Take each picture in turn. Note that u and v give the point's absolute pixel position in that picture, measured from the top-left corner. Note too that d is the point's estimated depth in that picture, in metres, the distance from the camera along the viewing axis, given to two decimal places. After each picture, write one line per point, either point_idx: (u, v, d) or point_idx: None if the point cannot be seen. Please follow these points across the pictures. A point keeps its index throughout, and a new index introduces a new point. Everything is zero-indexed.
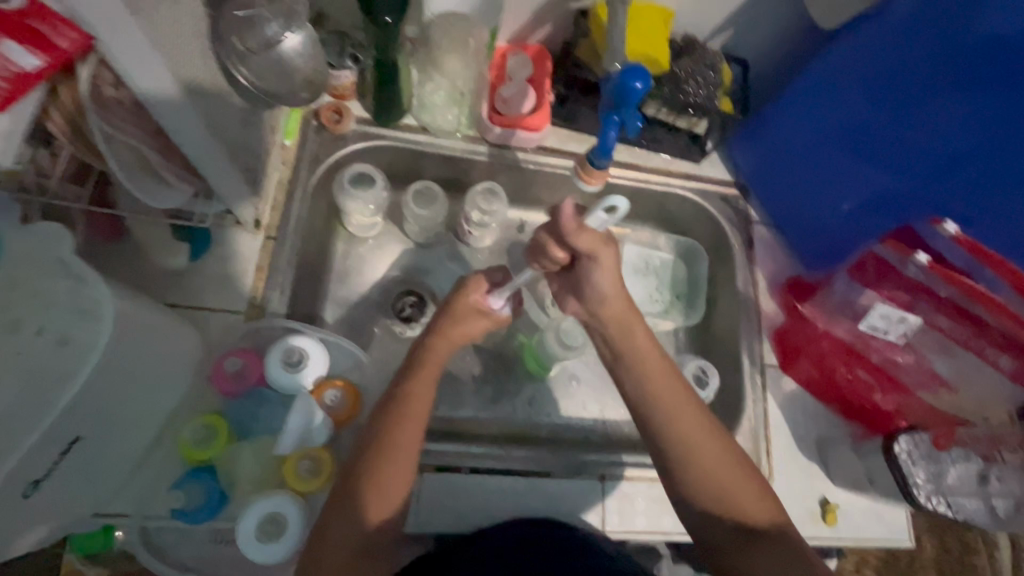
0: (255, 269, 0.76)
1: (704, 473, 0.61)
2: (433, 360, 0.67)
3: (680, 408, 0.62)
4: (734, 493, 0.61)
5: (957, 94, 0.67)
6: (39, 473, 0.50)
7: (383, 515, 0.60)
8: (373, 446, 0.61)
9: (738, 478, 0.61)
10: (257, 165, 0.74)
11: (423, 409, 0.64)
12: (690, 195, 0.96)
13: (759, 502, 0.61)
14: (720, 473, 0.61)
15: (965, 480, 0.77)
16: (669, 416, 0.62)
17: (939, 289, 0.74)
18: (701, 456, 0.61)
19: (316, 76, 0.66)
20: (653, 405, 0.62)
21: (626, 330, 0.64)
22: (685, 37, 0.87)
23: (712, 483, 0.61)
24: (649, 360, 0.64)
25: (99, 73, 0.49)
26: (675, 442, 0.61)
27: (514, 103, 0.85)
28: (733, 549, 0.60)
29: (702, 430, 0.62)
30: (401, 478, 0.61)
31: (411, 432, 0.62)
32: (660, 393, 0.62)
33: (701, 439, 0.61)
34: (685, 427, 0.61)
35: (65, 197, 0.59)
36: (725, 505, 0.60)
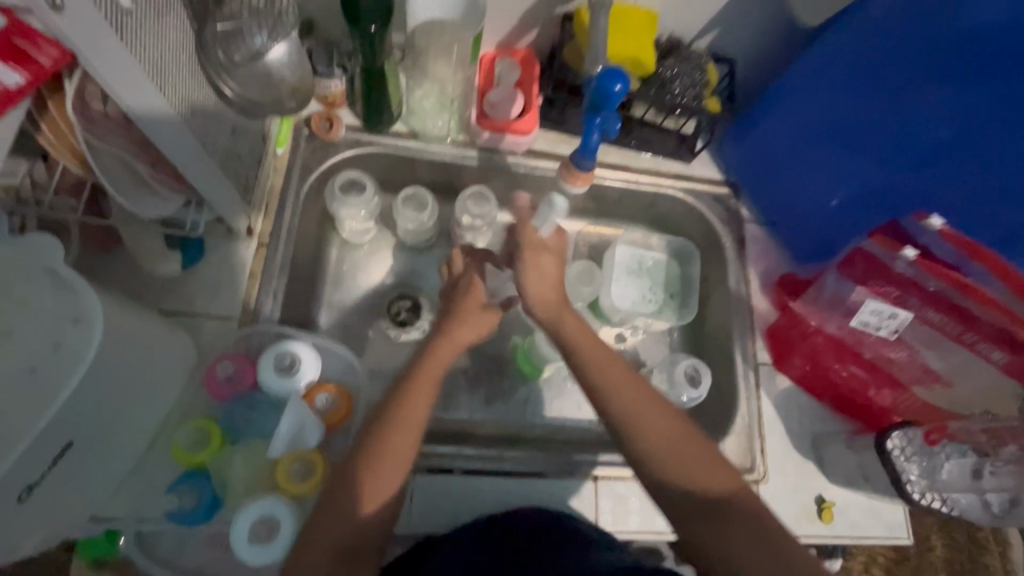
0: (248, 276, 0.77)
1: (650, 438, 0.63)
2: (432, 367, 0.67)
3: (625, 385, 0.65)
4: (684, 456, 0.61)
5: (941, 86, 0.67)
6: (33, 477, 0.52)
7: (375, 505, 0.60)
8: (367, 443, 0.62)
9: (686, 445, 0.62)
10: (248, 174, 0.76)
11: (417, 419, 0.63)
12: (680, 194, 0.96)
13: (711, 465, 0.61)
14: (672, 443, 0.62)
15: (961, 475, 0.76)
16: (613, 389, 0.65)
17: (929, 283, 0.72)
18: (648, 428, 0.63)
19: (302, 84, 0.70)
20: (592, 375, 0.66)
21: (566, 325, 0.70)
22: (670, 38, 0.88)
23: (657, 446, 0.62)
24: (582, 337, 0.69)
25: (86, 88, 0.51)
26: (625, 420, 0.64)
27: (503, 107, 0.85)
28: (687, 513, 0.59)
29: (641, 396, 0.65)
30: (392, 476, 0.61)
31: (402, 441, 0.62)
32: (600, 371, 0.66)
33: (640, 403, 0.64)
34: (624, 395, 0.65)
35: (61, 210, 0.61)
36: (675, 468, 0.61)
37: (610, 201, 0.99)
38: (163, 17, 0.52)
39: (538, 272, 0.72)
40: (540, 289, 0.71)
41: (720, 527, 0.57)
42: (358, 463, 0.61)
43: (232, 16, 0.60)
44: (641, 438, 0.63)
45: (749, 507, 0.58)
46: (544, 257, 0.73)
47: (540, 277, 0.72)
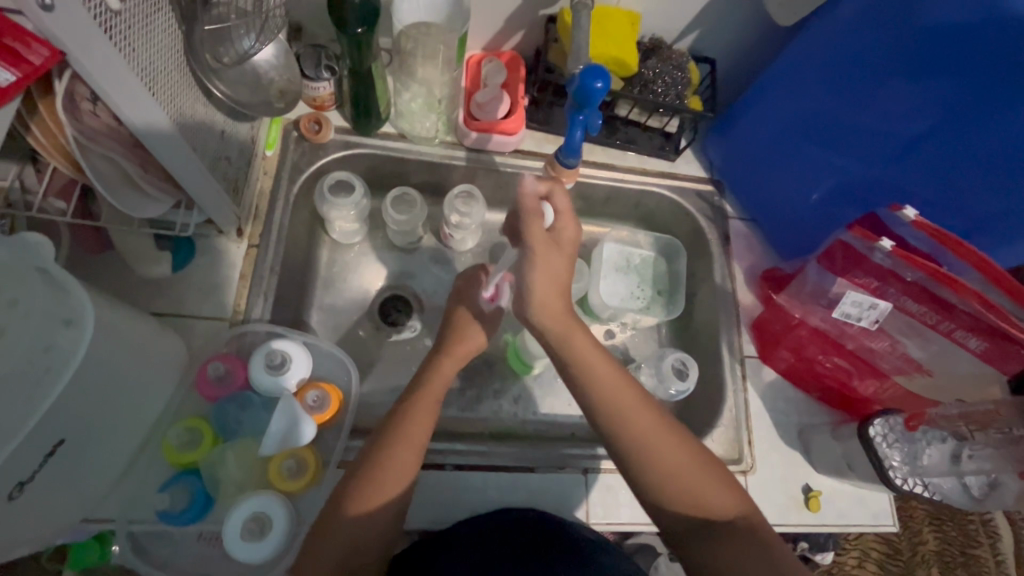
0: (239, 277, 0.77)
1: (664, 469, 0.63)
2: (438, 380, 0.69)
3: (635, 412, 0.64)
4: (698, 487, 0.62)
5: (908, 83, 0.69)
6: (25, 474, 0.52)
7: (362, 508, 0.60)
8: (376, 449, 0.63)
9: (698, 473, 0.63)
10: (237, 176, 0.76)
11: (422, 433, 0.65)
12: (666, 192, 0.98)
13: (722, 492, 0.63)
14: (685, 474, 0.62)
15: (940, 460, 0.78)
16: (624, 418, 0.64)
17: (906, 273, 0.75)
18: (658, 456, 0.63)
19: (290, 87, 0.73)
20: (603, 404, 0.64)
21: (575, 342, 0.65)
22: (652, 39, 0.90)
23: (672, 477, 0.62)
24: (597, 365, 0.65)
25: (75, 89, 0.51)
26: (635, 449, 0.63)
27: (489, 108, 0.87)
28: (700, 541, 0.61)
29: (657, 428, 0.64)
30: (392, 486, 0.62)
31: (410, 453, 0.63)
32: (612, 398, 0.64)
33: (657, 436, 0.63)
34: (639, 426, 0.63)
35: (51, 212, 0.62)
36: (689, 499, 0.62)
37: (598, 200, 1.00)
38: (153, 20, 0.53)
39: (545, 273, 0.64)
40: (545, 293, 0.64)
41: (733, 556, 0.59)
42: (365, 469, 0.62)
43: (221, 19, 0.62)
44: (652, 467, 0.63)
45: (757, 533, 0.61)
46: (553, 255, 0.64)
47: (546, 278, 0.64)
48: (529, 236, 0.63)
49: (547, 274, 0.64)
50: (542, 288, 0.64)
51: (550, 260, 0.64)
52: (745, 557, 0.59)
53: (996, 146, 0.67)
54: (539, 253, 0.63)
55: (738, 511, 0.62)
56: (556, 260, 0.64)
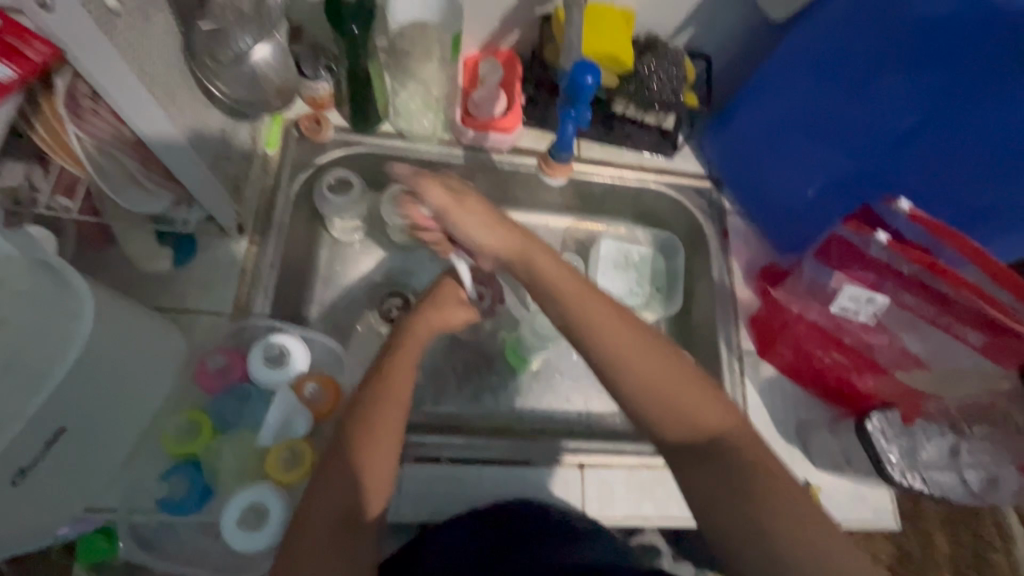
0: (239, 273, 0.79)
1: (644, 388, 0.57)
2: (411, 345, 0.68)
3: (609, 322, 0.58)
4: (682, 403, 0.56)
5: (901, 72, 0.69)
6: (27, 461, 0.53)
7: (381, 507, 0.58)
8: (357, 426, 0.59)
9: (682, 388, 0.57)
10: (237, 174, 0.78)
11: (403, 395, 0.63)
12: (663, 189, 0.98)
13: (711, 404, 0.57)
14: (669, 388, 0.57)
15: (940, 456, 0.78)
16: (597, 328, 0.58)
17: (903, 267, 0.75)
18: (639, 371, 0.57)
19: (287, 85, 0.73)
20: (578, 321, 0.59)
21: (538, 263, 0.61)
22: (647, 36, 0.90)
23: (655, 395, 0.56)
24: (559, 281, 0.60)
25: (76, 88, 0.53)
26: (615, 363, 0.57)
27: (485, 106, 0.88)
28: (687, 460, 0.55)
29: (635, 344, 0.58)
30: (386, 458, 0.59)
31: (390, 416, 0.61)
32: (581, 310, 0.59)
33: (631, 348, 0.58)
34: (616, 340, 0.58)
35: (57, 208, 0.63)
36: (673, 416, 0.56)
37: (596, 197, 1.01)
38: (152, 21, 0.55)
39: (473, 220, 0.62)
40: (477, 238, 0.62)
41: (720, 472, 0.53)
42: (347, 444, 0.59)
43: (219, 19, 0.63)
44: (634, 385, 0.57)
45: (747, 450, 0.54)
46: (474, 203, 0.63)
47: (476, 222, 0.62)
48: (432, 199, 0.62)
49: (477, 223, 0.62)
50: (472, 229, 0.62)
51: (472, 209, 0.62)
52: (730, 473, 0.53)
53: (989, 132, 0.67)
54: (453, 208, 0.62)
55: (727, 426, 0.56)
56: (481, 209, 0.63)
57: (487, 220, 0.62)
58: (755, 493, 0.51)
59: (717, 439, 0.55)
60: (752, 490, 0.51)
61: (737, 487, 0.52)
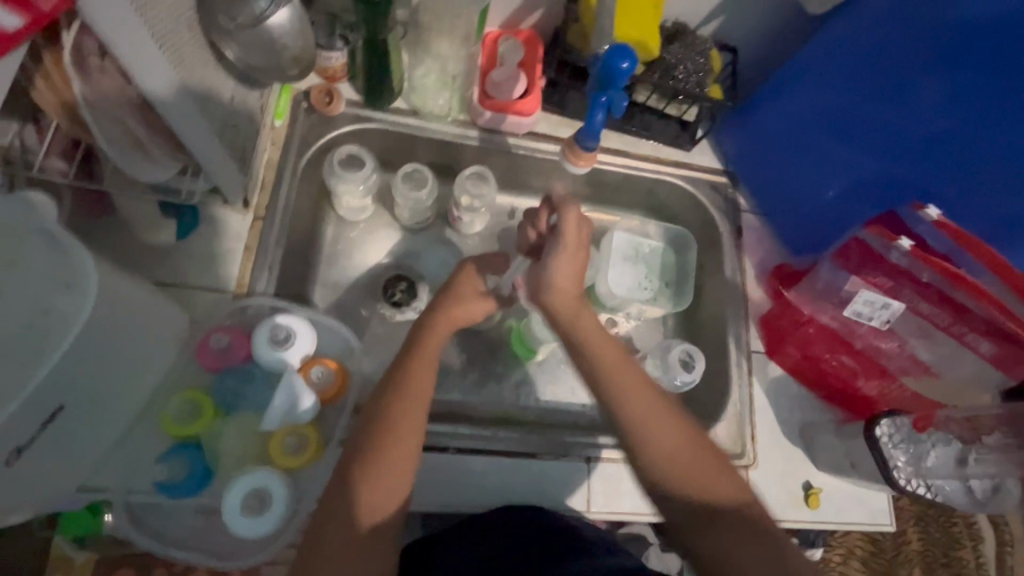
0: (243, 249, 0.76)
1: (664, 456, 0.59)
2: (431, 342, 0.69)
3: (634, 391, 0.61)
4: (695, 470, 0.59)
5: (935, 76, 0.69)
6: (24, 439, 0.50)
7: (384, 513, 0.61)
8: (376, 426, 0.63)
9: (699, 460, 0.59)
10: (246, 145, 0.74)
11: (422, 390, 0.66)
12: (680, 182, 0.96)
13: (723, 478, 0.59)
14: (685, 458, 0.59)
15: (946, 463, 0.78)
16: (623, 395, 0.61)
17: (922, 274, 0.74)
18: (656, 439, 0.60)
19: (304, 54, 0.68)
20: (611, 384, 0.62)
21: (584, 324, 0.64)
22: (675, 24, 0.87)
23: (671, 459, 0.59)
24: (598, 343, 0.63)
25: (83, 41, 0.49)
26: (635, 428, 0.60)
27: (505, 87, 0.85)
28: (695, 525, 0.58)
29: (656, 415, 0.60)
30: (403, 457, 0.62)
31: (411, 414, 0.64)
32: (613, 372, 0.62)
33: (653, 418, 0.61)
34: (640, 407, 0.60)
35: (52, 172, 0.59)
36: (686, 481, 0.59)
37: (609, 187, 0.98)
38: None
39: (571, 265, 0.63)
40: (567, 282, 0.63)
41: (727, 539, 0.56)
42: (364, 451, 0.62)
43: None
44: (651, 448, 0.60)
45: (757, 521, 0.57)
46: (582, 252, 0.64)
47: (571, 269, 0.63)
48: (564, 226, 0.63)
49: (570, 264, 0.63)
50: (559, 271, 0.63)
51: (580, 257, 0.64)
52: (735, 542, 0.56)
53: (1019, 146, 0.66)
54: (570, 244, 0.63)
55: (739, 497, 0.59)
56: (579, 255, 0.64)
57: (576, 267, 0.64)
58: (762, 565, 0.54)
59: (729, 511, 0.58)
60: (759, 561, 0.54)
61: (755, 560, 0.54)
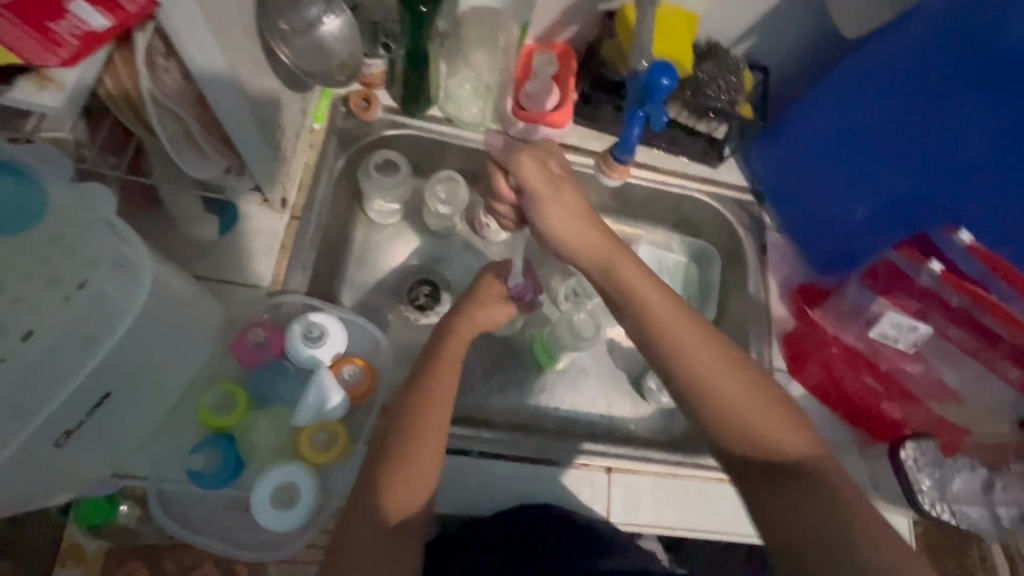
0: (279, 247, 0.77)
1: (719, 402, 0.57)
2: (456, 345, 0.71)
3: (683, 331, 0.60)
4: (752, 415, 0.56)
5: (974, 99, 0.68)
6: (72, 423, 0.53)
7: (407, 507, 0.61)
8: (405, 426, 0.64)
9: (759, 407, 0.57)
10: (287, 146, 0.76)
11: (446, 392, 0.67)
12: (706, 198, 0.97)
13: (787, 428, 0.56)
14: (742, 404, 0.57)
15: (971, 489, 0.79)
16: (672, 335, 0.60)
17: (951, 298, 0.76)
18: (710, 381, 0.58)
19: (352, 59, 0.70)
20: (651, 327, 0.61)
21: (620, 271, 0.64)
22: (708, 42, 0.89)
23: (726, 408, 0.57)
24: (640, 288, 0.63)
25: (153, 44, 0.51)
26: (686, 372, 0.59)
27: (538, 100, 0.86)
28: (754, 478, 0.55)
29: (710, 358, 0.59)
30: (431, 455, 0.63)
31: (437, 414, 0.65)
32: (658, 316, 0.61)
33: (708, 362, 0.59)
34: (693, 352, 0.59)
35: (104, 166, 0.61)
36: (746, 431, 0.56)
37: (635, 201, 0.99)
38: None
39: (560, 208, 0.67)
40: (569, 227, 0.66)
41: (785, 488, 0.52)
42: (394, 449, 0.63)
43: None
44: (703, 391, 0.58)
45: (826, 474, 0.52)
46: (565, 193, 0.68)
47: (564, 213, 0.66)
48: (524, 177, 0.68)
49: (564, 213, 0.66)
50: (556, 218, 0.66)
51: (563, 197, 0.67)
52: (802, 493, 0.51)
53: None
54: (545, 190, 0.67)
55: (803, 449, 0.55)
56: (567, 198, 0.67)
57: (573, 211, 0.67)
58: (824, 510, 0.49)
59: (793, 462, 0.54)
60: (829, 510, 0.49)
61: (823, 513, 0.49)
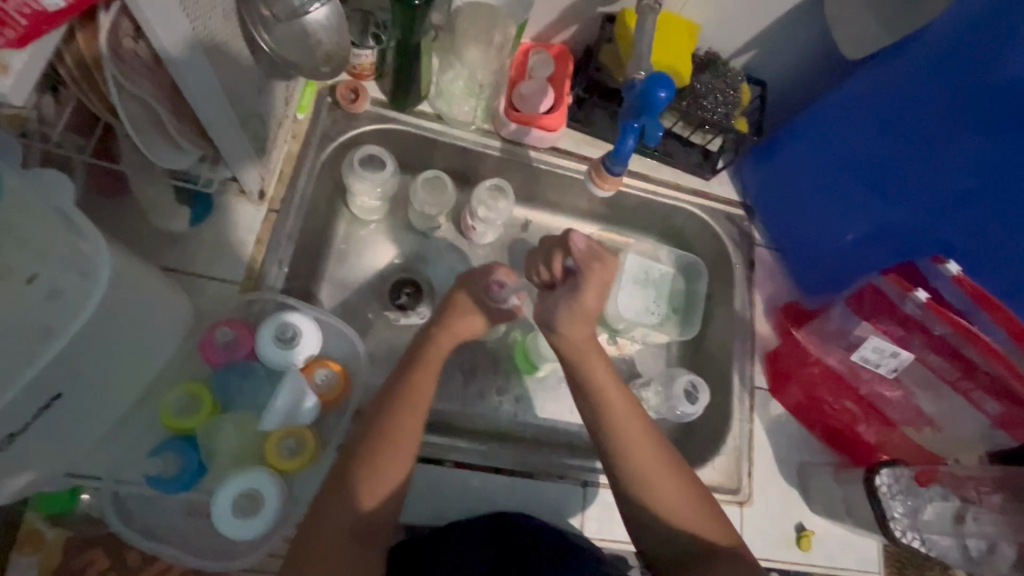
0: (255, 241, 0.74)
1: (655, 491, 0.64)
2: (435, 358, 0.69)
3: (629, 425, 0.66)
4: (682, 509, 0.64)
5: (974, 131, 0.68)
6: (19, 425, 0.50)
7: (377, 501, 0.60)
8: (378, 438, 0.62)
9: (687, 500, 0.64)
10: (267, 136, 0.73)
11: (423, 403, 0.65)
12: (696, 211, 0.95)
13: (708, 520, 0.64)
14: (673, 496, 0.64)
15: (942, 519, 0.78)
16: (618, 428, 0.66)
17: (935, 327, 0.74)
18: (647, 471, 0.64)
19: (338, 51, 0.66)
20: (603, 416, 0.67)
21: (591, 361, 0.68)
22: (708, 53, 0.87)
23: (659, 500, 0.64)
24: (603, 382, 0.68)
25: (119, 24, 0.48)
26: (628, 462, 0.65)
27: (532, 100, 0.84)
28: (680, 562, 0.62)
29: (651, 452, 0.65)
30: (404, 462, 0.62)
31: (410, 425, 0.63)
32: (610, 407, 0.67)
33: (648, 456, 0.65)
34: (635, 445, 0.65)
35: (69, 146, 0.57)
36: (676, 521, 0.64)
37: (626, 209, 0.97)
38: None
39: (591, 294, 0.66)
40: (581, 316, 0.67)
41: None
42: (367, 458, 0.61)
43: None
44: (641, 481, 0.64)
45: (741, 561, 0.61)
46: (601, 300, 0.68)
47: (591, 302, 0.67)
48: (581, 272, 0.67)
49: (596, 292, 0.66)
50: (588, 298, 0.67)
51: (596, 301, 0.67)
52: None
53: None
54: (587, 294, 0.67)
55: (723, 539, 0.63)
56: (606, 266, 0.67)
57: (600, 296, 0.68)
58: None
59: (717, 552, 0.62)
60: None
61: None
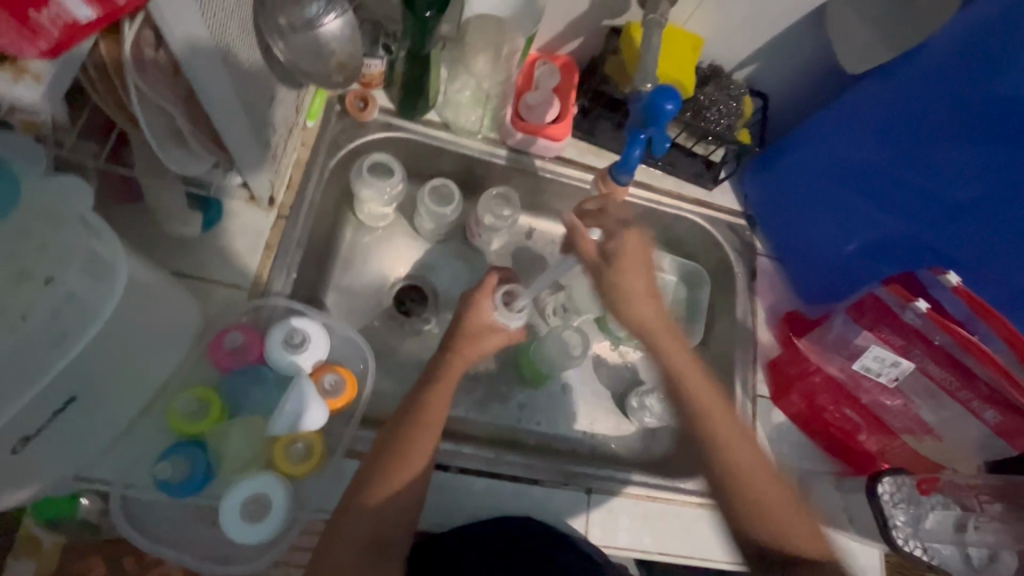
0: (264, 247, 0.75)
1: (745, 479, 0.66)
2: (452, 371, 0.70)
3: (716, 410, 0.69)
4: (767, 500, 0.65)
5: (967, 144, 0.69)
6: (32, 428, 0.50)
7: (381, 497, 0.60)
8: (394, 446, 0.63)
9: (778, 496, 0.65)
10: (278, 143, 0.74)
11: (437, 418, 0.66)
12: (699, 220, 0.96)
13: (800, 521, 0.64)
14: (764, 484, 0.66)
15: (944, 527, 0.78)
16: (709, 413, 0.69)
17: (935, 337, 0.75)
18: (735, 453, 0.67)
19: (351, 61, 0.67)
20: (691, 399, 0.69)
21: (662, 342, 0.72)
22: (711, 66, 0.89)
23: (745, 484, 0.65)
24: (688, 368, 0.71)
25: (141, 35, 0.49)
26: (721, 444, 0.67)
27: (538, 111, 0.85)
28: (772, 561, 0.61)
29: (741, 440, 0.68)
30: (417, 471, 0.63)
31: (425, 437, 0.64)
32: (700, 392, 0.70)
33: (735, 439, 0.68)
34: (725, 429, 0.68)
35: (84, 153, 0.58)
36: (771, 523, 0.63)
37: None
38: None
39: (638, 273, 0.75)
40: (640, 300, 0.74)
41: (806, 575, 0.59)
42: (387, 460, 0.62)
43: None
44: (731, 464, 0.67)
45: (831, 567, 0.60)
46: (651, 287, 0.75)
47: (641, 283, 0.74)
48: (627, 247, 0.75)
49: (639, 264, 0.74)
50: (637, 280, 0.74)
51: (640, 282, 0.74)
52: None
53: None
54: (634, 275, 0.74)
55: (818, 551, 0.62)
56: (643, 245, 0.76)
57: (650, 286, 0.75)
58: None
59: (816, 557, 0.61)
60: None
61: None
